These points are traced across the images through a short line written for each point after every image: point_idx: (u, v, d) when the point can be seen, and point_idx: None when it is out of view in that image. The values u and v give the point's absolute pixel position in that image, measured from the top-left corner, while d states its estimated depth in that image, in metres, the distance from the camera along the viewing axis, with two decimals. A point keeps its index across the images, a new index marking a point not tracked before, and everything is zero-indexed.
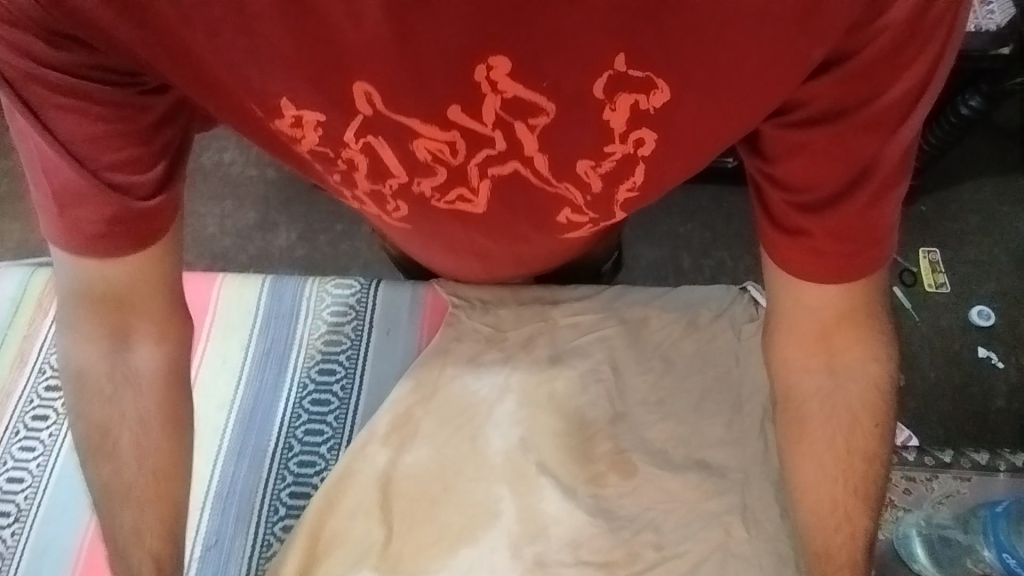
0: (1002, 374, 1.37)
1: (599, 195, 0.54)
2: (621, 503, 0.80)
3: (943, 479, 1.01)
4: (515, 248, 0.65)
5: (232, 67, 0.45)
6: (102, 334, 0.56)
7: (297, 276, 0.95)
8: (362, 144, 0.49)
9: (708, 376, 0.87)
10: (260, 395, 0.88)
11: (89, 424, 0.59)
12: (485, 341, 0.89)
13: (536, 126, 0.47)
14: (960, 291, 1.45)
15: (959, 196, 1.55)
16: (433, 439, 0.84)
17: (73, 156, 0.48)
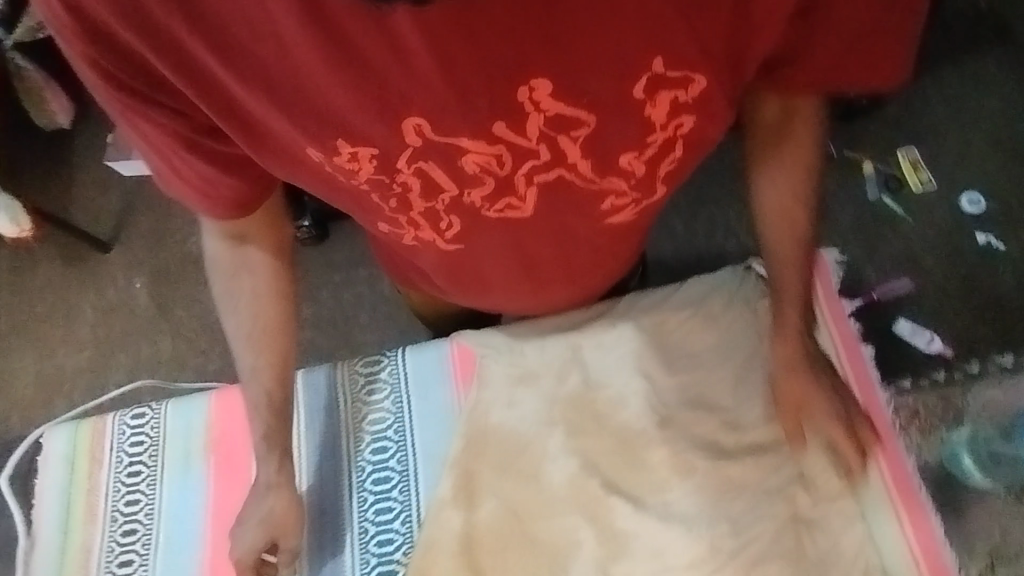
0: (1004, 255, 1.40)
1: (641, 177, 0.63)
2: (687, 504, 0.84)
3: (977, 390, 1.26)
4: (557, 254, 0.72)
5: (305, 110, 0.55)
6: (224, 236, 0.73)
7: (326, 364, 0.98)
8: (415, 167, 0.59)
9: (737, 361, 0.90)
10: (324, 487, 0.91)
11: (219, 298, 0.77)
12: (517, 382, 0.92)
13: (578, 135, 0.57)
14: (945, 183, 1.47)
15: (922, 90, 1.56)
16: (499, 489, 0.87)
17: (178, 169, 0.63)
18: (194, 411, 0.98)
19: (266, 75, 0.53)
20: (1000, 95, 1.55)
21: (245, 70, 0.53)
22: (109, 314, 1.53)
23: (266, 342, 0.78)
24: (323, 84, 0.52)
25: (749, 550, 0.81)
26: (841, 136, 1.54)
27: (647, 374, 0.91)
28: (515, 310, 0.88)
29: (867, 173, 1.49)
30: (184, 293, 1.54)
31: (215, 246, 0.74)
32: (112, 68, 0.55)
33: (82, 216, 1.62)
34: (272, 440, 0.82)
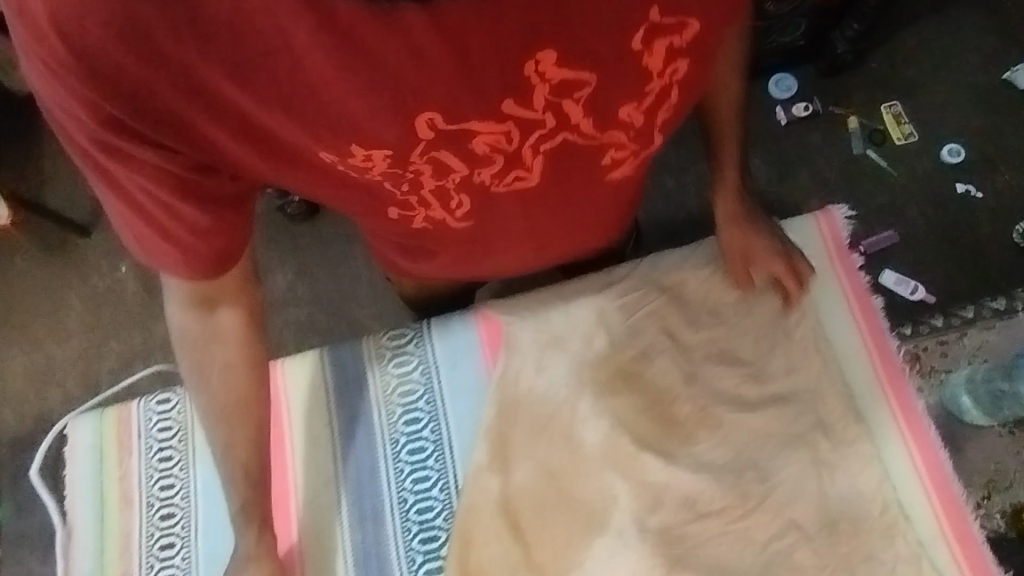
0: (982, 204, 1.47)
1: (640, 127, 0.65)
2: (715, 454, 0.89)
3: (974, 334, 1.35)
4: (562, 212, 0.75)
5: (310, 121, 0.55)
6: (191, 304, 0.73)
7: (351, 340, 0.98)
8: (427, 158, 0.60)
9: (756, 314, 0.94)
10: (360, 461, 0.93)
11: (191, 376, 0.77)
12: (546, 347, 0.94)
13: (581, 97, 0.59)
14: (927, 136, 1.53)
15: (904, 45, 1.61)
16: (533, 453, 0.90)
17: (156, 216, 0.63)
18: None
19: (280, 92, 0.53)
20: (976, 48, 1.59)
21: (261, 90, 0.53)
22: (99, 301, 1.49)
23: (237, 414, 0.78)
24: (340, 95, 0.53)
25: (776, 492, 0.86)
26: (827, 93, 1.59)
27: (670, 332, 0.94)
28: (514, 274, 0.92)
29: (852, 129, 1.55)
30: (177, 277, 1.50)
31: (181, 319, 0.74)
32: (101, 107, 0.54)
33: (58, 200, 1.54)
34: (254, 489, 0.80)
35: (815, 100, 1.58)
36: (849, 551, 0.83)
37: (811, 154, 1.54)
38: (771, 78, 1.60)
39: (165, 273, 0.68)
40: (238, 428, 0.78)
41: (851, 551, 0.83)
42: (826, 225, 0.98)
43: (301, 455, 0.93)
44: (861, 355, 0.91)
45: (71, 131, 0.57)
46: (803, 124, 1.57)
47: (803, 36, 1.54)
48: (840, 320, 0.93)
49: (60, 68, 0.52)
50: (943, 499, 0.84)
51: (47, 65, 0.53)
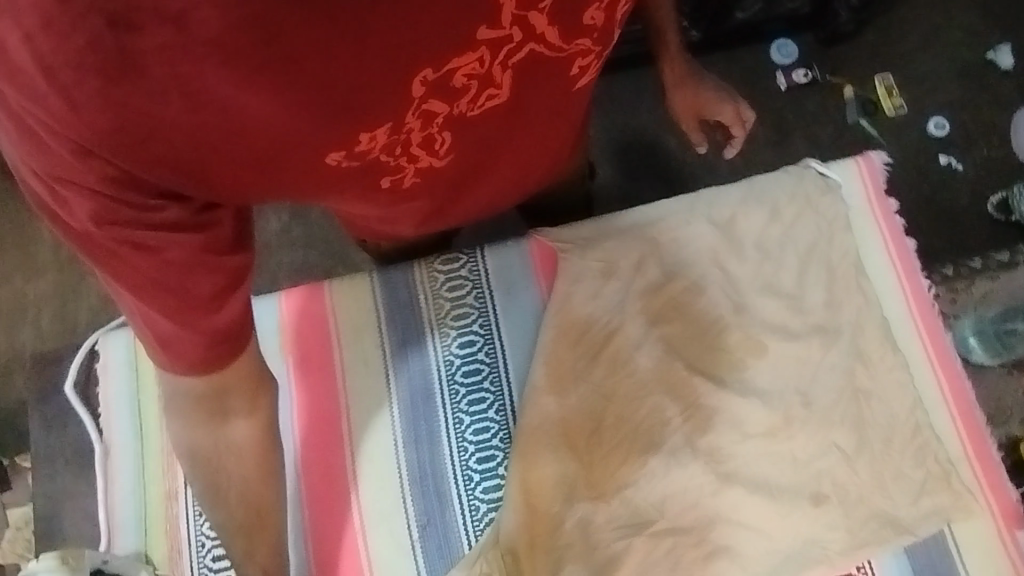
0: (961, 174, 1.67)
1: (603, 28, 0.61)
2: (760, 380, 0.93)
3: None
4: (533, 133, 0.70)
5: (319, 113, 0.49)
6: (202, 419, 0.66)
7: (402, 264, 0.97)
8: (419, 113, 0.55)
9: (801, 250, 0.98)
10: (413, 383, 0.93)
11: (205, 495, 0.71)
12: (601, 276, 0.95)
13: (545, 5, 0.53)
14: (915, 108, 1.71)
15: (898, 19, 1.76)
16: (588, 377, 0.92)
17: (167, 290, 0.55)
18: (264, 314, 0.95)
19: (285, 99, 0.47)
20: (960, 27, 1.76)
21: (265, 103, 0.47)
22: None
23: (262, 527, 0.74)
24: (340, 80, 0.47)
25: (818, 414, 0.91)
26: (824, 60, 1.73)
27: (720, 265, 0.97)
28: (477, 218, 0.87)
29: (847, 98, 1.71)
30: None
31: (189, 437, 0.67)
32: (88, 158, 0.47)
33: None
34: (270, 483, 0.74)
35: (814, 67, 1.72)
36: (884, 468, 0.89)
37: (808, 120, 1.70)
38: (774, 42, 1.73)
39: (171, 371, 0.61)
40: (259, 537, 0.74)
41: (886, 469, 0.89)
42: (866, 170, 1.02)
43: (355, 375, 0.93)
44: (894, 291, 0.97)
45: (69, 213, 0.50)
46: (802, 89, 1.72)
47: (808, 3, 1.65)
48: (877, 261, 0.98)
49: (53, 123, 0.45)
50: (966, 422, 0.92)
51: (40, 123, 0.46)
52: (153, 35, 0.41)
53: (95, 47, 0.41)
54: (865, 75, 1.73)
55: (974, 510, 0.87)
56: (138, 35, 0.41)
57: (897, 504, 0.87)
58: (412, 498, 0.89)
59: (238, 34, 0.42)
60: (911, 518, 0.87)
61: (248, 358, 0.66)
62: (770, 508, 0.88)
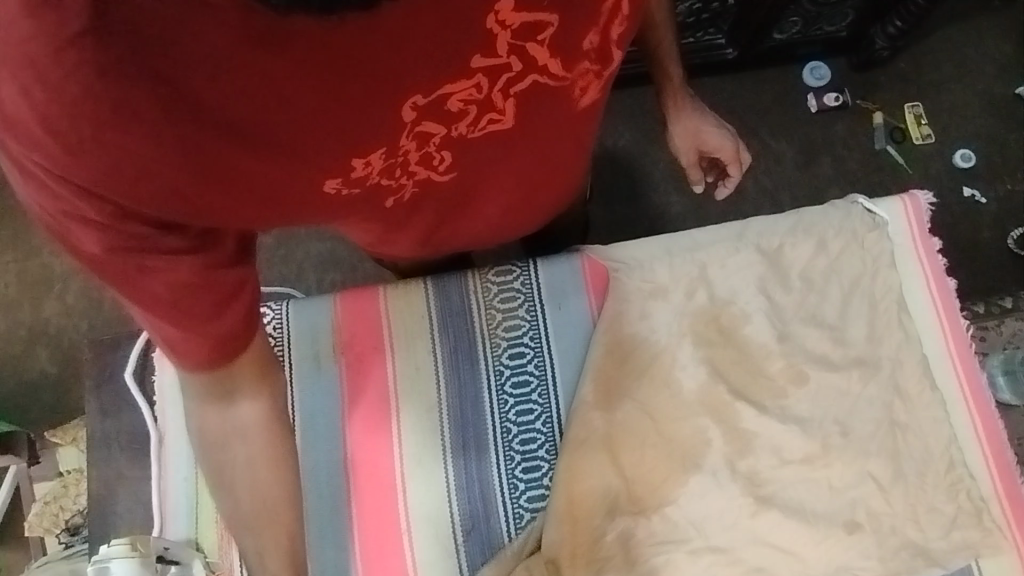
0: (985, 208, 1.70)
1: (601, 50, 0.61)
2: (800, 407, 0.95)
3: None
4: (543, 151, 0.71)
5: (314, 147, 0.51)
6: (211, 394, 0.67)
7: (455, 273, 0.99)
8: (415, 138, 0.55)
9: (845, 282, 1.00)
10: (463, 390, 0.95)
11: (211, 478, 0.72)
12: (650, 296, 0.98)
13: (544, 39, 0.54)
14: (943, 139, 1.73)
15: (933, 47, 1.77)
16: (634, 394, 0.95)
17: (171, 305, 0.56)
18: (319, 314, 0.97)
19: (274, 131, 0.48)
20: (991, 59, 1.78)
21: (251, 132, 0.48)
22: None
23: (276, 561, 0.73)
24: (329, 113, 0.48)
25: (855, 445, 0.94)
26: (856, 85, 1.75)
27: (766, 293, 0.99)
28: (490, 237, 0.89)
29: (877, 124, 1.73)
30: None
31: (200, 416, 0.68)
32: (83, 196, 0.49)
33: None
34: None
35: (845, 91, 1.74)
36: (917, 501, 0.92)
37: (837, 144, 1.72)
38: (808, 65, 1.75)
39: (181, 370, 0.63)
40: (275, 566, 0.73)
41: (920, 502, 0.92)
42: (913, 209, 1.04)
43: (407, 381, 0.96)
44: (934, 329, 1.00)
45: (78, 246, 0.52)
46: (832, 112, 1.74)
47: (847, 27, 1.67)
48: (918, 298, 1.01)
49: (54, 169, 0.47)
50: (999, 463, 0.94)
51: (39, 168, 0.47)
52: (142, 86, 0.43)
53: (87, 98, 0.43)
54: (896, 103, 1.75)
55: (1002, 547, 0.90)
56: (128, 85, 0.43)
57: (928, 537, 0.91)
58: (457, 501, 0.92)
59: (220, 75, 0.43)
60: (940, 550, 0.90)
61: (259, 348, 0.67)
62: (805, 533, 0.91)
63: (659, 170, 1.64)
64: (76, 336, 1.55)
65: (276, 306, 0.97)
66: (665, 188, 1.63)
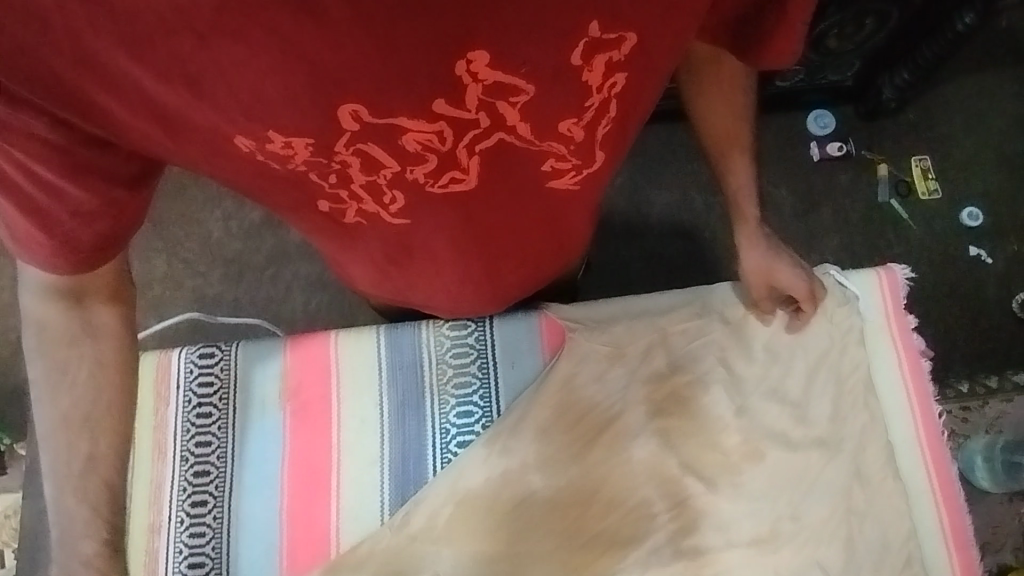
0: (991, 268, 1.60)
1: (581, 143, 0.61)
2: (755, 485, 0.91)
3: (993, 403, 1.47)
4: (498, 221, 0.69)
5: (229, 105, 0.48)
6: (64, 296, 0.65)
7: (409, 323, 0.97)
8: (353, 150, 0.53)
9: (811, 356, 0.96)
10: (407, 447, 0.93)
11: (43, 382, 0.66)
12: (607, 359, 0.95)
13: (516, 102, 0.53)
14: (949, 195, 1.66)
15: (944, 99, 1.72)
16: (581, 460, 0.92)
17: (39, 193, 0.56)
18: (269, 358, 0.96)
19: (185, 68, 0.45)
20: (1004, 115, 1.72)
21: (163, 66, 0.45)
22: None
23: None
24: (249, 76, 0.45)
25: (808, 530, 0.90)
26: (862, 135, 1.70)
27: (727, 364, 0.96)
28: (455, 305, 0.88)
29: (880, 177, 1.67)
30: (178, 212, 1.73)
31: (43, 311, 0.65)
32: None
33: None
34: None
35: (849, 141, 1.69)
36: None
37: (838, 194, 1.66)
38: (812, 112, 1.71)
39: (25, 260, 0.61)
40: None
41: None
42: (889, 281, 1.00)
43: (350, 433, 0.94)
44: (904, 413, 0.96)
45: None
46: (836, 162, 1.68)
47: (852, 77, 1.65)
48: (888, 379, 0.97)
49: None
50: (962, 562, 0.91)
51: None
52: None
53: None
54: (901, 154, 1.69)
55: None
56: None
57: None
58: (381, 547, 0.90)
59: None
60: None
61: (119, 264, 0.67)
62: None
63: (653, 212, 1.60)
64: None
65: (227, 348, 0.97)
66: (656, 231, 1.59)
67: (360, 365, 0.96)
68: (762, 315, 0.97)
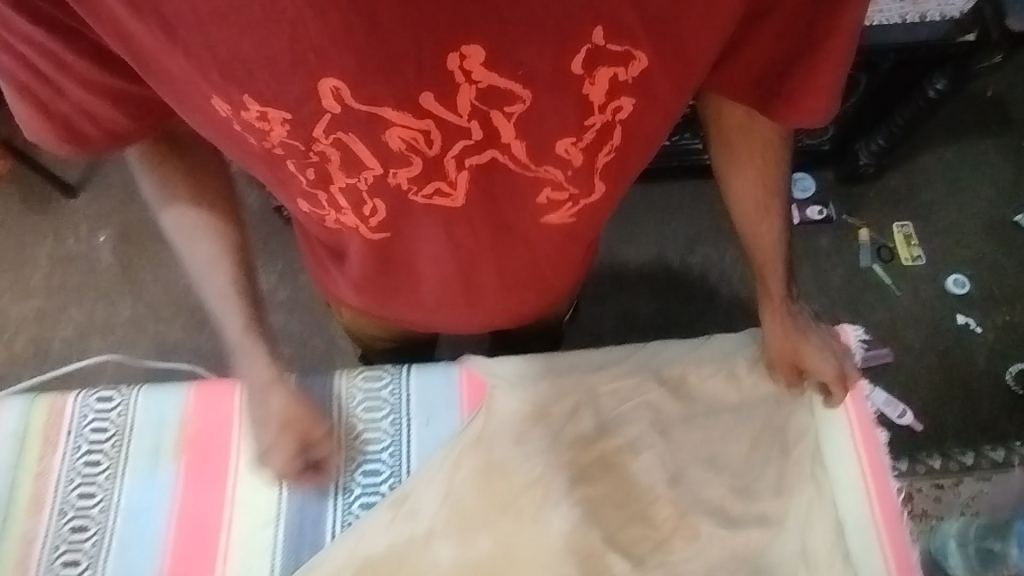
0: (980, 338, 1.49)
1: (579, 168, 0.59)
2: (687, 566, 0.82)
3: (969, 482, 1.36)
4: (462, 254, 0.67)
5: (194, 60, 0.49)
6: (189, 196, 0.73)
7: (321, 372, 0.92)
8: (333, 138, 0.53)
9: (754, 425, 0.88)
10: (306, 506, 0.85)
11: (157, 193, 0.73)
12: (531, 418, 0.87)
13: (512, 113, 0.52)
14: (936, 261, 1.56)
15: (924, 166, 1.64)
16: (493, 527, 0.83)
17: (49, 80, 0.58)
18: (169, 403, 0.90)
19: (161, 11, 0.46)
20: (991, 181, 1.63)
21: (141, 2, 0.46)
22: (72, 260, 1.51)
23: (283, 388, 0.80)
24: (226, 28, 0.46)
25: None
26: (841, 199, 1.62)
27: (662, 428, 0.88)
28: (438, 322, 0.82)
29: (862, 241, 1.58)
30: (151, 259, 1.59)
31: (171, 202, 0.73)
32: None
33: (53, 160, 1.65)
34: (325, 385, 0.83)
35: (830, 205, 1.61)
36: None
37: (819, 257, 1.56)
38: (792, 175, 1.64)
39: (37, 129, 0.63)
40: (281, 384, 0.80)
41: None
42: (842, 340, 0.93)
43: (246, 488, 0.86)
44: (857, 490, 0.87)
45: None
46: (815, 226, 1.59)
47: (830, 140, 1.59)
48: (841, 450, 0.88)
49: None
50: None
51: None
52: None
53: None
54: (882, 219, 1.60)
55: None
56: None
57: None
58: None
59: None
60: None
61: (209, 183, 0.74)
62: None
63: (629, 271, 1.54)
64: (14, 384, 1.49)
65: (122, 392, 0.91)
66: (627, 288, 1.52)
67: None
68: (791, 387, 0.88)
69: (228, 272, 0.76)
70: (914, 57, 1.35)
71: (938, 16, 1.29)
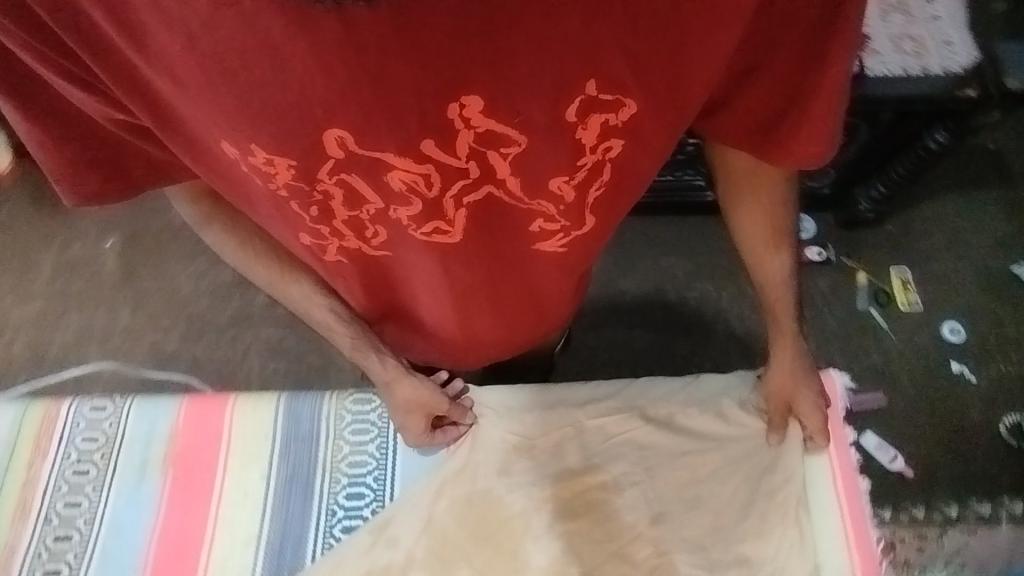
0: (975, 387, 1.49)
1: (571, 203, 0.60)
2: None
3: (952, 534, 1.34)
4: (457, 287, 0.69)
5: (206, 109, 0.51)
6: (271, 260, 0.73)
7: (312, 394, 0.94)
8: (336, 179, 0.55)
9: (736, 476, 0.87)
10: (288, 526, 0.86)
11: (236, 254, 0.73)
12: (515, 450, 0.88)
13: (507, 155, 0.53)
14: (931, 308, 1.57)
15: (924, 215, 1.66)
16: (474, 558, 0.84)
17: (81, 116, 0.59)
18: (160, 416, 0.92)
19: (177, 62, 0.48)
20: (989, 231, 1.65)
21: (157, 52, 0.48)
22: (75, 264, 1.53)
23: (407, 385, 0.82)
24: (235, 85, 0.48)
25: None
26: (841, 242, 1.64)
27: (647, 466, 0.88)
28: (433, 345, 0.83)
29: (859, 284, 1.59)
30: (151, 266, 1.61)
31: (252, 263, 0.74)
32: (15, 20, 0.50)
33: None
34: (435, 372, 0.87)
35: (829, 246, 1.63)
36: None
37: (818, 300, 1.57)
38: None
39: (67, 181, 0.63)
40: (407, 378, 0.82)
41: None
42: (828, 387, 0.95)
43: (230, 508, 0.87)
44: (838, 538, 0.87)
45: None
46: (814, 267, 1.61)
47: (830, 184, 1.60)
48: (824, 496, 0.88)
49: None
50: None
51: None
52: None
53: None
54: (879, 264, 1.61)
55: None
56: None
57: None
58: None
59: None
60: None
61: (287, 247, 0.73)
62: None
63: (626, 303, 1.55)
64: (8, 386, 1.50)
65: (116, 401, 0.93)
66: (624, 320, 1.53)
67: (254, 440, 0.90)
68: (770, 433, 0.86)
69: (324, 303, 0.76)
70: (912, 110, 1.35)
71: (940, 70, 1.31)
